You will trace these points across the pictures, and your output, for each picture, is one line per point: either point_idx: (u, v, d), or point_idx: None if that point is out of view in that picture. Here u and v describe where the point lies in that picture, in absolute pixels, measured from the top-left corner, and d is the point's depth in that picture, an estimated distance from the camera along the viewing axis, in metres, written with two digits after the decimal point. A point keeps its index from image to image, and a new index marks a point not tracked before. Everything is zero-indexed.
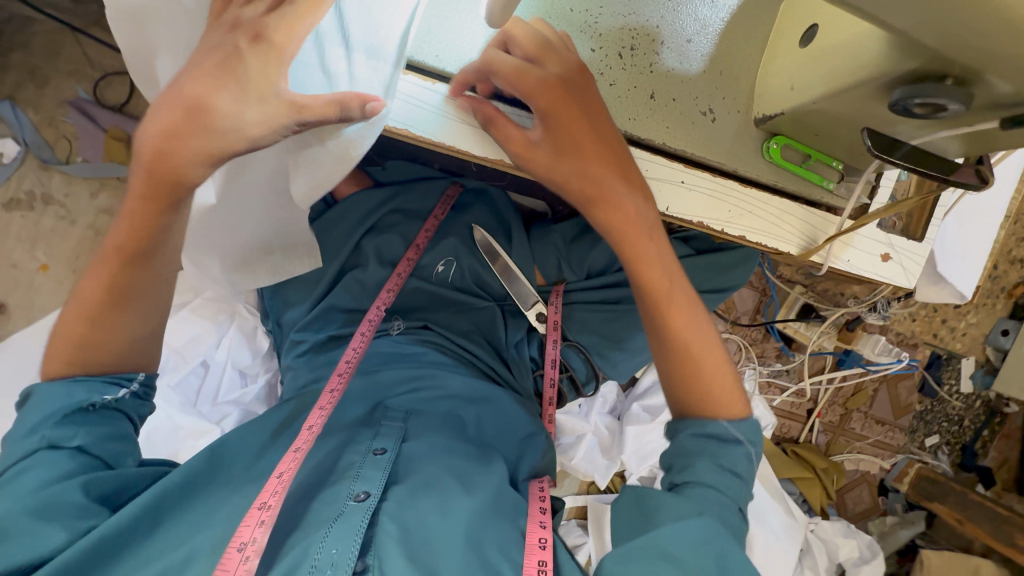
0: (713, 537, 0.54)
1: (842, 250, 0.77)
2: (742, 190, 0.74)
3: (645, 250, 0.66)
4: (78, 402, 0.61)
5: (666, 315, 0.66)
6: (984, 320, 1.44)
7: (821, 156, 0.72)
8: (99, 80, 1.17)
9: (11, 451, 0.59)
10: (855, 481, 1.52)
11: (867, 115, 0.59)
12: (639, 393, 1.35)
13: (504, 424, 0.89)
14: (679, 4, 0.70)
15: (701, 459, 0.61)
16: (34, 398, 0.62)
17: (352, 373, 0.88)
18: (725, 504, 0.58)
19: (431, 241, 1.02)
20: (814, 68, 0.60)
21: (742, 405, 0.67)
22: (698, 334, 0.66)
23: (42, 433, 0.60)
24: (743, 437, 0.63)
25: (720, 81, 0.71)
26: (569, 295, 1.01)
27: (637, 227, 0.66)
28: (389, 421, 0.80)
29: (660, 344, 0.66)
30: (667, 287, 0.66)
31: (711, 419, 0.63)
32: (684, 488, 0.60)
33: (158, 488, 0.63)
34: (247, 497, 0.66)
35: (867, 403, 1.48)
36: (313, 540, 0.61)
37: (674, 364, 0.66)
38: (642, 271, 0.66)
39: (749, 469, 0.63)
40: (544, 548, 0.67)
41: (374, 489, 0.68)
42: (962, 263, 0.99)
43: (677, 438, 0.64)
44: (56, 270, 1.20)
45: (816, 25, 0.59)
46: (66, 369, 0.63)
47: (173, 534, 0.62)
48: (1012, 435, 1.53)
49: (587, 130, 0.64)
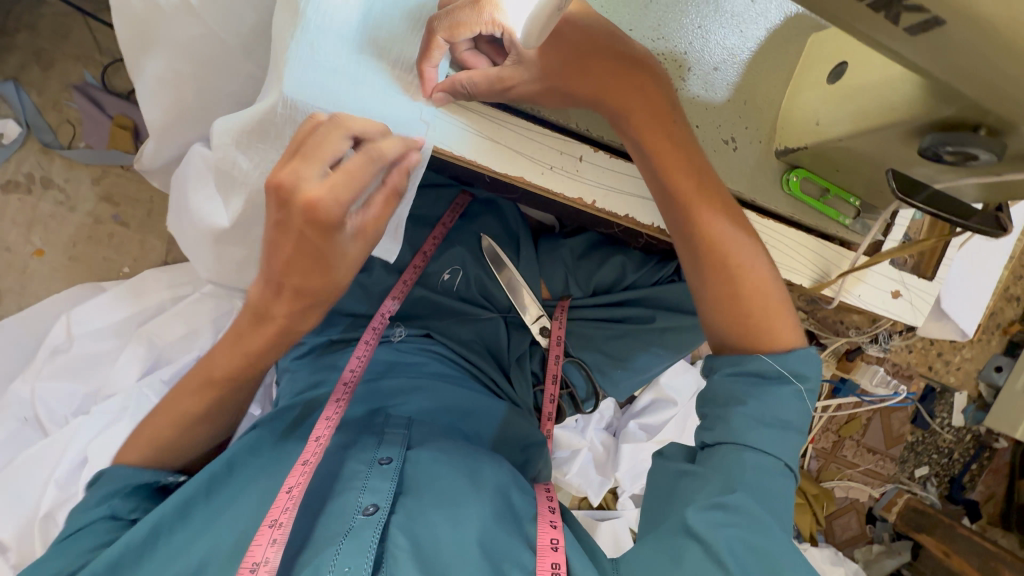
0: (742, 508, 0.55)
1: (853, 284, 0.77)
2: (758, 220, 0.73)
3: (670, 151, 0.64)
4: (146, 482, 0.67)
5: (703, 231, 0.64)
6: (978, 355, 1.46)
7: (839, 191, 0.73)
8: (108, 66, 1.15)
9: (77, 518, 0.64)
10: (844, 508, 1.52)
11: (892, 155, 0.59)
12: (637, 411, 1.34)
13: (502, 431, 0.91)
14: (707, 32, 0.70)
15: (733, 404, 0.61)
16: (101, 479, 0.67)
17: (356, 386, 0.85)
18: (761, 456, 0.59)
19: (438, 249, 1.01)
20: (842, 106, 0.60)
21: (793, 327, 0.65)
22: (738, 247, 0.64)
23: (110, 502, 0.65)
24: (788, 370, 0.62)
25: (744, 111, 0.71)
26: (573, 310, 1.00)
27: (662, 133, 0.64)
28: (392, 430, 0.79)
29: (699, 267, 0.65)
30: (696, 189, 0.64)
31: (751, 355, 0.63)
32: (716, 445, 0.61)
33: (162, 509, 0.63)
34: (253, 516, 0.65)
35: (860, 432, 1.49)
36: (326, 555, 0.60)
37: (715, 280, 0.64)
38: (673, 180, 0.64)
39: (796, 408, 0.61)
40: (556, 549, 0.65)
41: (382, 502, 0.67)
42: (965, 302, 1.00)
43: (713, 378, 0.65)
44: (52, 256, 1.17)
45: (846, 63, 0.60)
46: (143, 460, 0.69)
47: (174, 555, 0.62)
48: (1000, 470, 1.53)
49: (592, 35, 0.63)
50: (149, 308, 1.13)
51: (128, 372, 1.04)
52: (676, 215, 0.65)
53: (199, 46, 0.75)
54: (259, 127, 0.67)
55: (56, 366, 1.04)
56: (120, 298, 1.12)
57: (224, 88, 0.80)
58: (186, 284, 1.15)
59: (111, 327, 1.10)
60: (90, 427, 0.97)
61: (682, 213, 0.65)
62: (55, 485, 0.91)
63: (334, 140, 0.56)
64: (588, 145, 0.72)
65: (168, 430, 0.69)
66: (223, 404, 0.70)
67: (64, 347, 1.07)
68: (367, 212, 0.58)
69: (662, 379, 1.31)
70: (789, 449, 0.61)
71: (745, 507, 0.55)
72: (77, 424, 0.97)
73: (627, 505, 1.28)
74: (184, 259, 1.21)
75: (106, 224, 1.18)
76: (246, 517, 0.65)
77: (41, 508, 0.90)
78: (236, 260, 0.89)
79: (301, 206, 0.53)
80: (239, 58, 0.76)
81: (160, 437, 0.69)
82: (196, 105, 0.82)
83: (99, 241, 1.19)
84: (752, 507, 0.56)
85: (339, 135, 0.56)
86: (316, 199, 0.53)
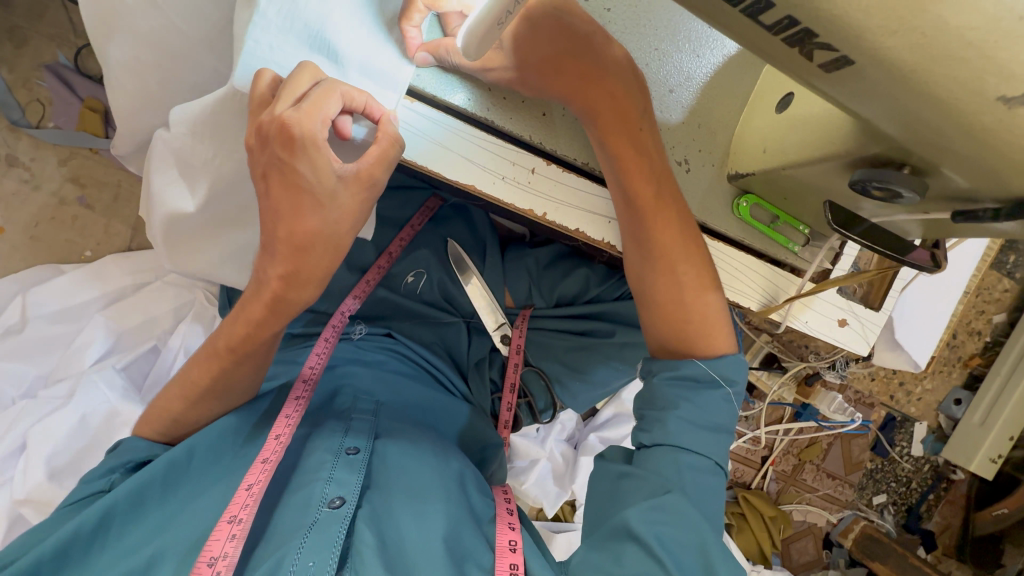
0: (679, 513, 0.55)
1: (800, 310, 0.79)
2: (710, 242, 0.74)
3: (629, 158, 0.65)
4: (144, 456, 0.67)
5: (652, 235, 0.66)
6: (939, 387, 1.47)
7: (788, 218, 0.74)
8: (82, 48, 1.14)
9: (80, 488, 0.64)
10: (801, 532, 1.52)
11: (831, 187, 0.60)
12: (597, 425, 1.34)
13: (458, 428, 0.90)
14: (664, 55, 0.71)
15: (673, 408, 0.61)
16: (117, 451, 0.67)
17: (317, 382, 0.82)
18: (697, 458, 0.59)
19: (404, 251, 1.00)
20: (787, 135, 0.62)
21: (727, 336, 0.66)
22: (682, 256, 0.66)
23: (111, 476, 0.64)
24: (719, 374, 0.63)
25: (698, 133, 0.73)
26: (534, 320, 0.99)
27: (626, 138, 0.65)
28: (360, 417, 0.76)
29: (644, 273, 0.66)
30: (653, 196, 0.65)
31: (686, 359, 0.63)
32: (653, 448, 0.61)
33: (134, 486, 0.62)
34: (209, 513, 0.62)
35: (820, 456, 1.50)
36: (289, 550, 0.57)
37: (659, 284, 0.66)
38: (631, 182, 0.65)
39: (726, 412, 0.62)
40: (515, 551, 0.64)
41: (349, 496, 0.63)
42: (917, 333, 1.02)
43: (651, 379, 0.65)
44: (11, 234, 1.16)
45: (790, 95, 0.61)
46: (161, 437, 0.70)
47: (123, 549, 0.59)
48: (957, 502, 1.54)
49: (568, 31, 0.63)
50: (106, 293, 1.11)
51: (80, 358, 1.03)
52: (632, 216, 0.67)
53: (164, 37, 0.75)
54: (220, 116, 0.69)
55: (4, 347, 1.02)
56: (83, 281, 1.11)
57: (185, 79, 0.79)
58: (148, 271, 1.14)
59: (67, 310, 1.08)
60: (33, 413, 0.95)
61: (636, 216, 0.66)
62: None
63: (325, 99, 0.55)
64: (541, 157, 0.72)
65: (178, 401, 0.69)
66: (178, 392, 0.69)
67: (16, 329, 1.05)
68: (361, 160, 0.57)
69: (624, 394, 1.32)
70: (723, 448, 0.62)
71: (679, 510, 0.55)
72: (23, 407, 0.96)
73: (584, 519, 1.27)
74: (150, 246, 1.20)
75: (71, 205, 1.17)
76: (203, 516, 0.61)
77: None
78: (208, 263, 0.85)
79: (277, 127, 0.53)
80: (204, 53, 0.77)
81: (171, 410, 0.69)
82: (160, 93, 0.81)
83: (63, 223, 1.17)
84: (688, 512, 0.55)
85: (333, 98, 0.55)
86: (290, 123, 0.53)
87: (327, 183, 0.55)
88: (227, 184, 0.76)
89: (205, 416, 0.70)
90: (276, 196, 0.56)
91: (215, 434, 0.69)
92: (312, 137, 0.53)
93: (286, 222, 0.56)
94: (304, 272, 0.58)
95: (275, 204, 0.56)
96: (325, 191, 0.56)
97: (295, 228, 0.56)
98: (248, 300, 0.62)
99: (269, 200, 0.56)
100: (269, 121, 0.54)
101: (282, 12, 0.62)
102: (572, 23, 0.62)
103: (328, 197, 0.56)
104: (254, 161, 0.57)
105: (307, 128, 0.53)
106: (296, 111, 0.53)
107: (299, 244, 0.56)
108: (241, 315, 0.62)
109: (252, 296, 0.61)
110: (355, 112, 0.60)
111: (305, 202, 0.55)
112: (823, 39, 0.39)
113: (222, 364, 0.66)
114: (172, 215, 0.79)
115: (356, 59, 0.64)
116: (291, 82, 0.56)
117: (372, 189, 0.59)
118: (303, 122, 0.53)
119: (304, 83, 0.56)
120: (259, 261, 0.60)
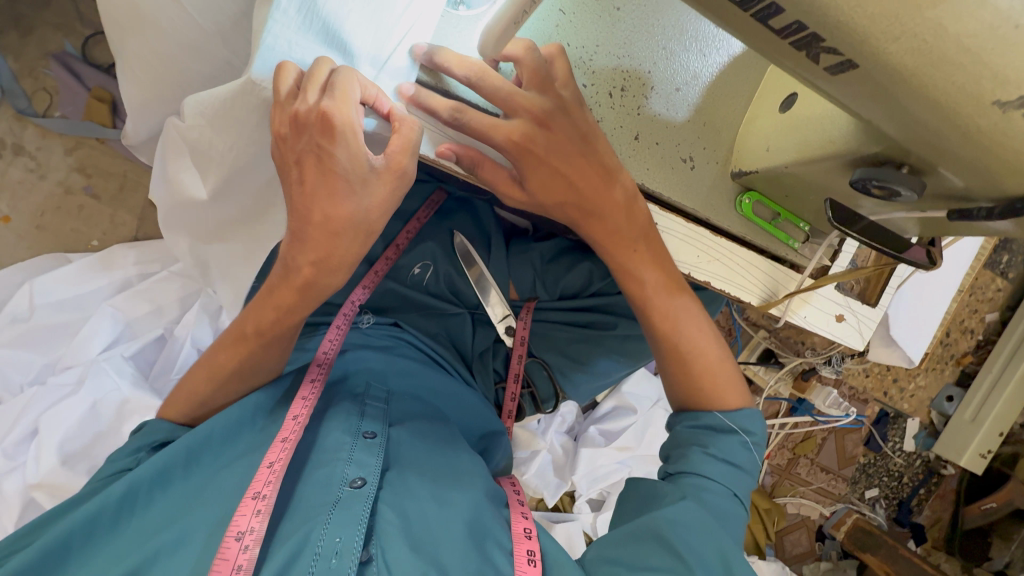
0: (701, 520, 0.60)
1: (799, 305, 0.82)
2: (713, 238, 0.77)
3: (632, 259, 0.70)
4: (163, 437, 0.68)
5: (659, 329, 0.71)
6: (932, 384, 1.50)
7: (789, 215, 0.77)
8: (89, 38, 1.14)
9: (109, 465, 0.66)
10: (794, 524, 1.55)
11: (836, 185, 0.62)
12: (597, 417, 1.37)
13: (469, 418, 0.91)
14: (670, 54, 0.73)
15: (695, 446, 0.67)
16: (143, 430, 0.70)
17: (331, 365, 0.83)
18: (716, 485, 0.63)
19: (411, 243, 0.99)
20: (789, 135, 0.64)
21: (738, 391, 0.72)
22: (692, 337, 0.71)
23: (137, 454, 0.66)
24: (737, 425, 0.68)
25: (703, 132, 0.74)
26: (540, 312, 0.98)
27: (627, 244, 0.69)
28: (373, 403, 0.77)
29: (658, 353, 0.72)
30: (647, 292, 0.70)
31: (705, 411, 0.69)
32: (677, 474, 0.65)
33: (158, 459, 0.63)
34: (233, 486, 0.63)
35: (815, 451, 1.52)
36: (316, 525, 0.58)
37: (675, 368, 0.71)
38: (625, 281, 0.71)
39: (743, 456, 0.67)
40: (530, 538, 0.67)
41: (370, 476, 0.65)
42: (912, 331, 1.05)
43: (674, 429, 0.71)
44: (18, 224, 1.17)
45: (795, 95, 0.63)
46: (184, 420, 0.71)
47: (153, 517, 0.61)
48: (946, 496, 1.57)
49: (577, 138, 0.65)
50: (113, 283, 1.12)
51: (88, 346, 1.04)
52: (605, 260, 0.71)
53: (178, 29, 0.75)
54: (238, 108, 0.69)
55: (13, 335, 1.03)
56: (91, 270, 1.12)
57: (200, 71, 0.80)
58: (154, 261, 1.15)
59: (74, 298, 1.09)
60: (43, 399, 0.97)
61: (614, 260, 0.70)
62: (4, 455, 0.92)
63: (349, 86, 0.56)
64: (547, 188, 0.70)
65: (206, 385, 0.70)
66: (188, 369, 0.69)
67: (25, 317, 1.05)
68: (388, 151, 0.59)
69: (624, 387, 1.36)
70: (742, 483, 0.66)
71: (701, 517, 0.60)
72: (31, 395, 0.97)
73: (583, 509, 1.28)
74: (155, 236, 1.22)
75: (77, 195, 1.18)
76: (227, 491, 0.62)
77: None
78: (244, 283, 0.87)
79: (316, 116, 0.55)
80: (217, 45, 0.77)
81: (198, 394, 0.71)
82: (176, 83, 0.81)
83: (68, 213, 1.18)
84: (707, 519, 0.60)
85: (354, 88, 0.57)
86: (330, 111, 0.55)
87: (360, 169, 0.57)
88: (241, 172, 0.77)
89: (230, 396, 0.72)
90: (311, 182, 0.58)
91: (237, 412, 0.70)
92: (350, 125, 0.56)
93: (322, 205, 0.58)
94: (336, 257, 0.61)
95: (309, 188, 0.58)
96: (358, 177, 0.58)
97: (331, 212, 0.58)
98: (276, 284, 0.65)
99: (304, 187, 0.58)
100: (305, 110, 0.56)
101: (300, 7, 0.61)
102: (581, 129, 0.64)
103: (360, 182, 0.58)
104: (285, 151, 0.59)
105: (346, 115, 0.55)
106: (332, 99, 0.55)
107: (333, 229, 0.59)
108: (271, 300, 0.65)
109: (280, 281, 0.64)
110: (366, 105, 0.61)
111: (339, 186, 0.58)
112: (830, 44, 0.41)
113: (248, 347, 0.68)
114: (188, 201, 0.80)
115: (367, 51, 0.66)
116: (314, 70, 0.58)
117: (402, 181, 0.60)
118: (340, 109, 0.55)
119: (323, 73, 0.58)
120: (289, 250, 0.62)
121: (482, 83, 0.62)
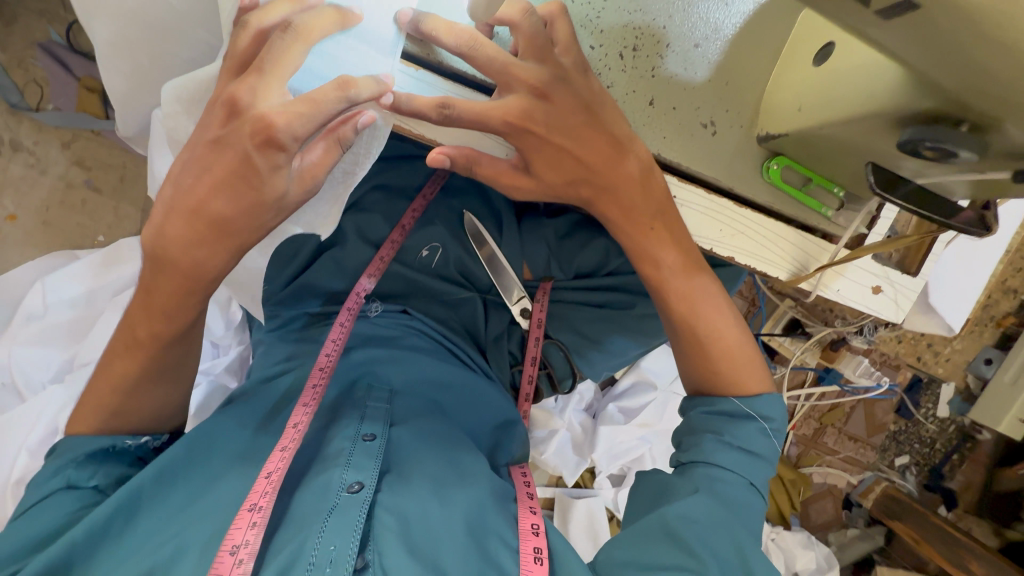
0: (715, 514, 0.57)
1: (832, 278, 0.76)
2: (737, 209, 0.70)
3: (648, 238, 0.65)
4: (101, 447, 0.62)
5: (681, 310, 0.66)
6: (969, 347, 1.42)
7: (822, 180, 0.69)
8: (71, 24, 1.09)
9: (33, 492, 0.60)
10: (821, 493, 1.53)
11: (875, 147, 0.56)
12: (617, 394, 1.34)
13: (480, 409, 0.87)
14: (689, 5, 0.66)
15: (710, 434, 0.63)
16: (60, 449, 0.62)
17: (333, 370, 0.79)
18: (731, 476, 0.60)
19: (418, 223, 0.93)
20: (826, 92, 0.56)
21: (761, 374, 0.67)
22: (714, 320, 0.66)
23: (64, 472, 0.61)
24: (756, 412, 0.64)
25: (725, 91, 0.67)
26: (556, 293, 0.93)
27: (648, 219, 0.64)
28: (374, 404, 0.75)
29: (677, 336, 0.67)
30: (666, 273, 0.65)
31: (722, 396, 0.65)
32: (689, 465, 0.62)
33: (132, 484, 0.60)
34: (231, 497, 0.62)
35: (842, 420, 1.48)
36: (309, 535, 0.57)
37: (696, 355, 0.66)
38: (641, 265, 0.65)
39: (763, 443, 0.63)
40: (538, 534, 0.66)
41: (368, 480, 0.63)
42: (953, 296, 0.98)
43: (688, 415, 0.67)
44: (24, 221, 1.16)
45: (831, 44, 0.54)
46: (93, 427, 0.64)
47: (148, 535, 0.59)
48: (978, 459, 1.50)
49: (578, 103, 0.59)
50: (121, 278, 1.10)
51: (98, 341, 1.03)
52: (619, 239, 0.65)
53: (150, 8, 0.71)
54: None
55: (29, 332, 1.04)
56: (95, 265, 1.11)
57: (180, 55, 0.76)
58: None
59: (86, 294, 1.09)
60: (61, 396, 0.98)
61: (626, 238, 0.65)
62: (28, 452, 0.93)
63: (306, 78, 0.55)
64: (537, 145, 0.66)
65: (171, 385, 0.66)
66: (177, 369, 0.66)
67: (39, 314, 1.06)
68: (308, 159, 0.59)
69: (643, 362, 1.31)
70: (760, 472, 0.62)
71: (715, 512, 0.57)
72: (50, 392, 0.98)
73: (604, 485, 1.28)
74: None
75: (79, 188, 1.17)
76: (222, 501, 0.61)
77: (15, 471, 0.92)
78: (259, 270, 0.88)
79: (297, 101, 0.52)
80: (195, 25, 0.72)
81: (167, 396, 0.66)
82: (154, 71, 0.79)
83: (72, 207, 1.17)
84: (718, 511, 0.57)
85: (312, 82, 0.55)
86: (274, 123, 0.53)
87: (280, 185, 0.56)
88: None
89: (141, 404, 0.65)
90: None
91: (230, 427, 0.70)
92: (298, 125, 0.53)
93: None
94: None
95: None
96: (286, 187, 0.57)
97: None
98: None
99: None
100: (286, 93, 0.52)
101: None
102: (582, 97, 0.60)
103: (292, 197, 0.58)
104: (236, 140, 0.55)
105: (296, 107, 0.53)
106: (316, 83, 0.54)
107: None
108: None
109: None
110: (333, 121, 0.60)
111: None
112: None
113: None
114: None
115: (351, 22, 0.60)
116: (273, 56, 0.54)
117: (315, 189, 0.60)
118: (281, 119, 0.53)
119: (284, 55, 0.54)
120: None
121: (472, 53, 0.58)
